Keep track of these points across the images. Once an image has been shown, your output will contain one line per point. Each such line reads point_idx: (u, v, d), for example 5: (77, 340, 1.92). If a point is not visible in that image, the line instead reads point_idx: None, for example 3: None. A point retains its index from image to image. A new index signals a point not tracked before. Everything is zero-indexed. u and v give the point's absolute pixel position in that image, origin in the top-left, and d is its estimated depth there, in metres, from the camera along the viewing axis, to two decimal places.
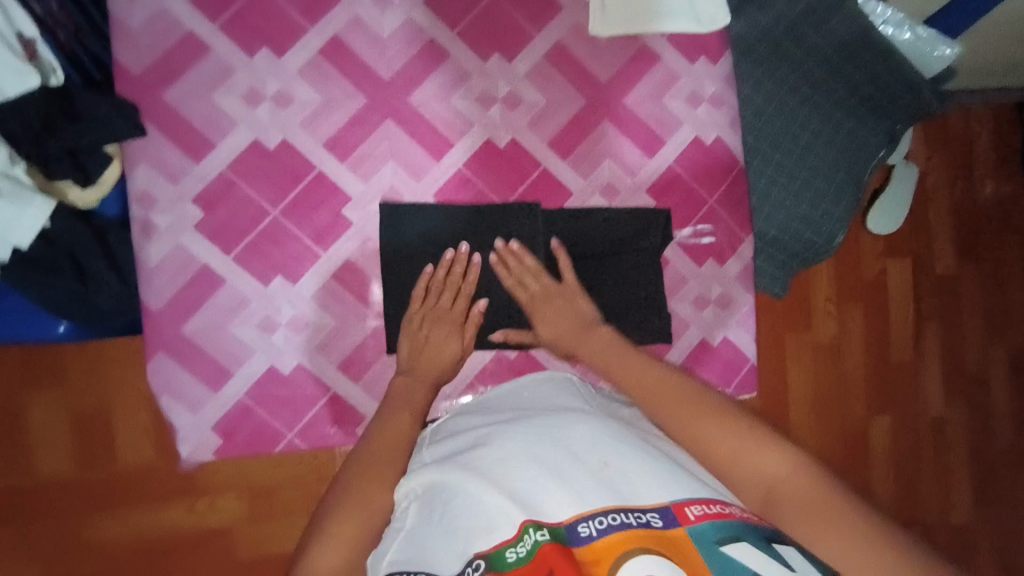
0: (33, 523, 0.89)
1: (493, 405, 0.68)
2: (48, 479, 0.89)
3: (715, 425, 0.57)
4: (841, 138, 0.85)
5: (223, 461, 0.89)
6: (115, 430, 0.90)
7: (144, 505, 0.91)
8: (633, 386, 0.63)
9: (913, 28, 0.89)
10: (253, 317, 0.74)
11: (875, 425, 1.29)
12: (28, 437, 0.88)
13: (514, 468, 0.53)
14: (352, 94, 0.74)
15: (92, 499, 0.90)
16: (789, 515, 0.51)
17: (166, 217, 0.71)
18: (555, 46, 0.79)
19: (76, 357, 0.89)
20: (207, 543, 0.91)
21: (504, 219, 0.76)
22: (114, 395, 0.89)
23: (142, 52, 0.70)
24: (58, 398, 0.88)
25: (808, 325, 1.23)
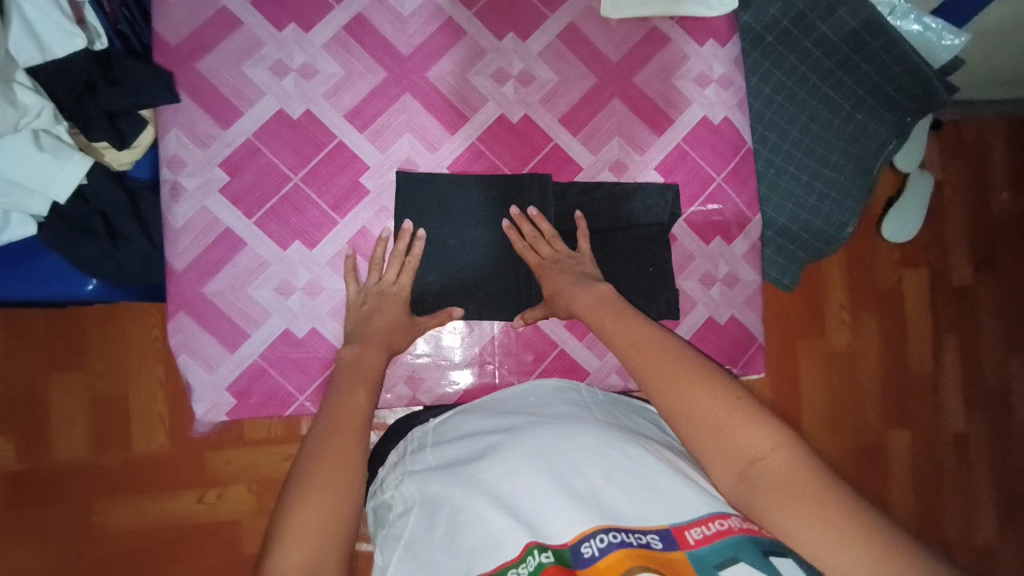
0: (48, 505, 0.99)
1: (496, 406, 0.69)
2: (63, 465, 0.99)
3: (703, 395, 0.55)
4: (850, 130, 0.88)
5: (238, 453, 1.02)
6: (132, 417, 1.01)
7: (154, 496, 1.00)
8: (620, 347, 0.62)
9: (920, 19, 0.91)
10: (272, 279, 0.76)
11: (894, 439, 1.27)
12: (50, 421, 0.99)
13: (517, 482, 0.54)
14: (373, 69, 0.78)
15: (105, 485, 1.00)
16: (766, 501, 0.50)
17: (194, 180, 0.75)
18: (568, 28, 0.82)
19: (98, 348, 1.01)
20: (215, 533, 1.01)
21: (516, 191, 0.78)
22: (130, 385, 1.01)
23: (180, 25, 0.75)
24: (79, 381, 1.00)
25: (823, 335, 1.23)
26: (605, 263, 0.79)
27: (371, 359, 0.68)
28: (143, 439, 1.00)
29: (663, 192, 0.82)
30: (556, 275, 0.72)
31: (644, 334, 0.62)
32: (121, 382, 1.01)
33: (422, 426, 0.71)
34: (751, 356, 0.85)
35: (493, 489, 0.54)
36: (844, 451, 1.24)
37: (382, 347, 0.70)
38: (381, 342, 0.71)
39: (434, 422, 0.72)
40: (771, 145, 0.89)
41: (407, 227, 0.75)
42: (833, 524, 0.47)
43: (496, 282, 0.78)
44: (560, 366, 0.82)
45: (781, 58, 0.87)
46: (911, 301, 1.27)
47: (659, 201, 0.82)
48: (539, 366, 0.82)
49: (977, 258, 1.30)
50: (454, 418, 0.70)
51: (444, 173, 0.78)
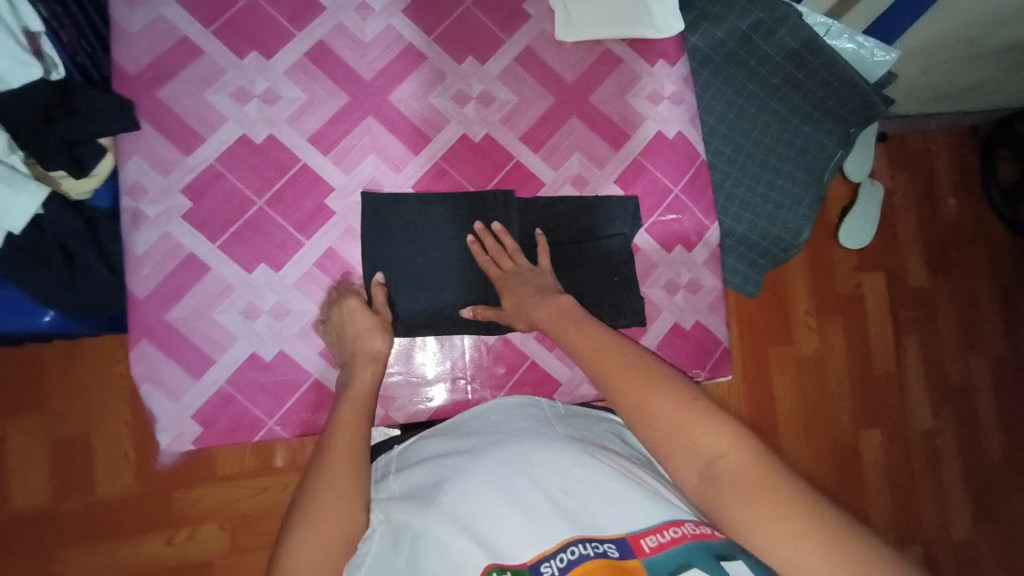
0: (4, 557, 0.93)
1: (458, 427, 0.69)
2: (22, 512, 0.95)
3: (665, 397, 0.56)
4: (800, 142, 0.93)
5: (209, 490, 0.98)
6: (94, 458, 0.97)
7: (121, 541, 0.97)
8: (584, 352, 0.63)
9: (852, 37, 0.97)
10: (238, 303, 0.76)
11: (867, 438, 1.30)
12: (9, 467, 0.95)
13: (477, 504, 0.54)
14: (335, 93, 0.79)
15: (69, 533, 0.95)
16: (729, 497, 0.51)
17: (156, 207, 0.74)
18: (525, 51, 0.85)
19: (58, 386, 0.97)
20: None
21: (480, 206, 0.80)
22: (94, 423, 0.97)
23: (139, 54, 0.76)
24: (36, 423, 0.96)
25: (791, 340, 1.26)
26: (567, 274, 0.81)
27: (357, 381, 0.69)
28: (107, 480, 0.97)
29: (632, 212, 0.85)
30: (516, 288, 0.74)
31: (604, 343, 0.63)
32: (86, 423, 0.97)
33: (385, 455, 0.70)
34: (717, 360, 0.88)
35: (454, 511, 0.54)
36: (821, 456, 1.26)
37: (372, 364, 0.71)
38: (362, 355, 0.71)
39: (397, 450, 0.70)
40: (726, 159, 0.93)
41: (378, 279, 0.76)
42: (789, 520, 0.48)
43: (465, 297, 0.79)
44: (532, 378, 0.83)
45: (730, 77, 0.93)
46: (872, 303, 1.32)
47: (625, 217, 0.85)
48: (511, 379, 0.82)
49: (931, 261, 1.37)
50: (418, 443, 0.68)
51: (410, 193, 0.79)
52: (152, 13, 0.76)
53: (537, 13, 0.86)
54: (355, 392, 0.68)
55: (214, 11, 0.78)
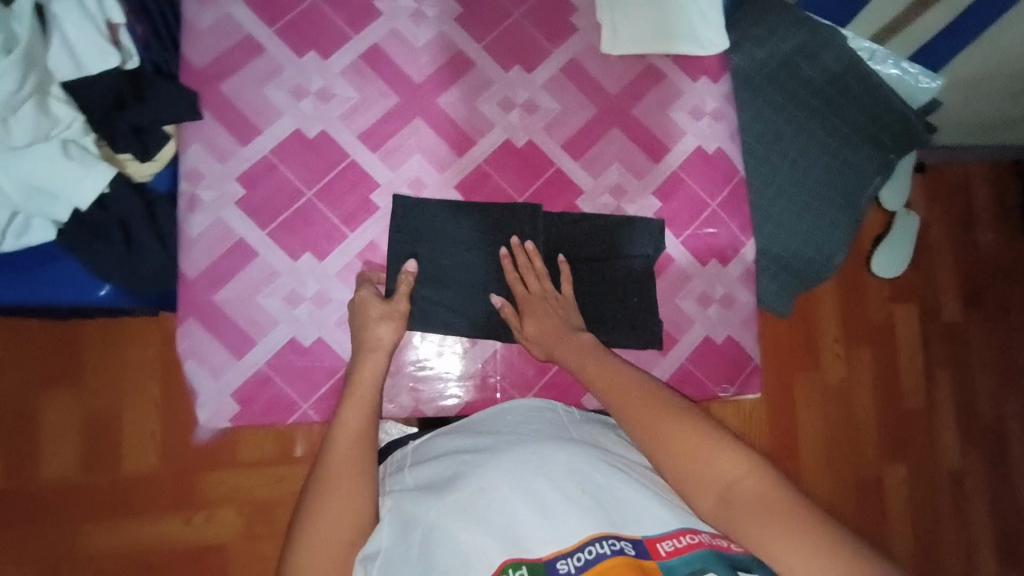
0: (31, 524, 1.00)
1: (474, 426, 0.69)
2: (49, 482, 1.00)
3: (674, 427, 0.59)
4: (839, 164, 0.92)
5: (225, 473, 1.03)
6: (122, 434, 1.03)
7: (138, 519, 1.02)
8: (599, 385, 0.66)
9: (898, 63, 0.99)
10: (282, 289, 0.78)
11: (892, 474, 1.27)
12: (41, 438, 1.01)
13: (493, 501, 0.55)
14: (386, 94, 0.82)
15: (91, 507, 1.01)
16: (741, 519, 0.53)
17: (211, 192, 0.78)
18: (570, 62, 0.87)
19: (94, 364, 1.03)
20: (201, 558, 1.02)
21: (506, 217, 0.81)
22: (123, 402, 1.03)
23: (206, 49, 0.80)
24: (71, 398, 1.02)
25: (817, 367, 1.25)
26: (586, 291, 0.82)
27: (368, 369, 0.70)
28: (132, 459, 1.02)
29: (656, 232, 0.85)
30: (538, 319, 0.75)
31: (622, 376, 0.66)
32: (116, 403, 1.03)
33: (400, 450, 0.70)
34: (746, 377, 0.87)
35: (469, 507, 0.55)
36: (842, 488, 1.24)
37: (375, 356, 0.71)
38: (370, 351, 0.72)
39: (412, 445, 0.71)
40: (763, 177, 0.93)
41: (411, 265, 0.77)
42: (804, 539, 0.49)
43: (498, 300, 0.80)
44: (560, 382, 0.83)
45: (770, 96, 0.93)
46: (903, 334, 1.30)
47: (649, 238, 0.85)
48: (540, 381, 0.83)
49: (966, 296, 1.34)
50: (431, 440, 0.69)
51: (443, 209, 0.80)
52: (220, 11, 0.81)
53: (584, 26, 0.89)
54: (358, 385, 0.69)
55: (277, 11, 0.82)
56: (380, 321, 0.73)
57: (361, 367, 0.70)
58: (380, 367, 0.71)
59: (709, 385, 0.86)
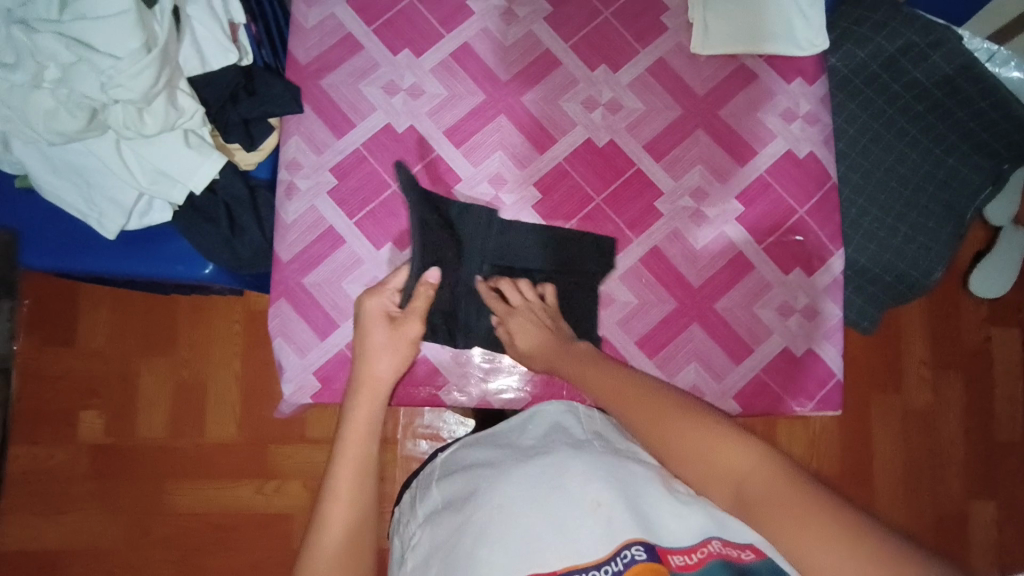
0: (125, 476, 1.11)
1: (499, 437, 0.70)
2: (143, 440, 1.11)
3: (685, 428, 0.55)
4: (940, 174, 0.92)
5: (297, 448, 1.12)
6: (207, 399, 1.12)
7: (217, 482, 1.11)
8: (606, 398, 0.65)
9: (1021, 66, 0.91)
10: (365, 276, 0.82)
11: (980, 510, 1.21)
12: (137, 398, 1.12)
13: (509, 515, 0.54)
14: (474, 91, 0.84)
15: (176, 466, 1.11)
16: (754, 509, 0.47)
17: (307, 182, 0.83)
18: (658, 61, 0.86)
19: (187, 334, 1.13)
20: (271, 522, 1.11)
21: (466, 219, 0.82)
22: (209, 371, 1.12)
23: (309, 47, 0.84)
24: (167, 364, 1.12)
25: (897, 389, 1.21)
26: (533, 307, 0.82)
27: (363, 416, 0.70)
28: (214, 427, 1.12)
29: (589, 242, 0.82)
30: (524, 332, 0.76)
31: (637, 393, 0.62)
32: (204, 373, 1.12)
33: (431, 464, 0.73)
34: (827, 393, 0.82)
35: (485, 521, 0.55)
36: (923, 519, 1.20)
37: (371, 401, 0.71)
38: (370, 390, 0.72)
39: (443, 457, 0.73)
40: (854, 184, 0.94)
41: (434, 274, 0.77)
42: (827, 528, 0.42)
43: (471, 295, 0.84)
44: None
45: (869, 101, 0.93)
46: (1002, 361, 1.23)
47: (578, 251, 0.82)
48: None
49: None
50: (458, 451, 0.71)
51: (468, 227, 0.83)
52: (324, 11, 0.85)
53: (674, 25, 0.86)
54: (351, 435, 0.68)
55: (376, 11, 0.85)
56: (377, 355, 0.74)
57: (355, 412, 0.70)
58: (377, 414, 0.70)
59: (787, 399, 0.82)
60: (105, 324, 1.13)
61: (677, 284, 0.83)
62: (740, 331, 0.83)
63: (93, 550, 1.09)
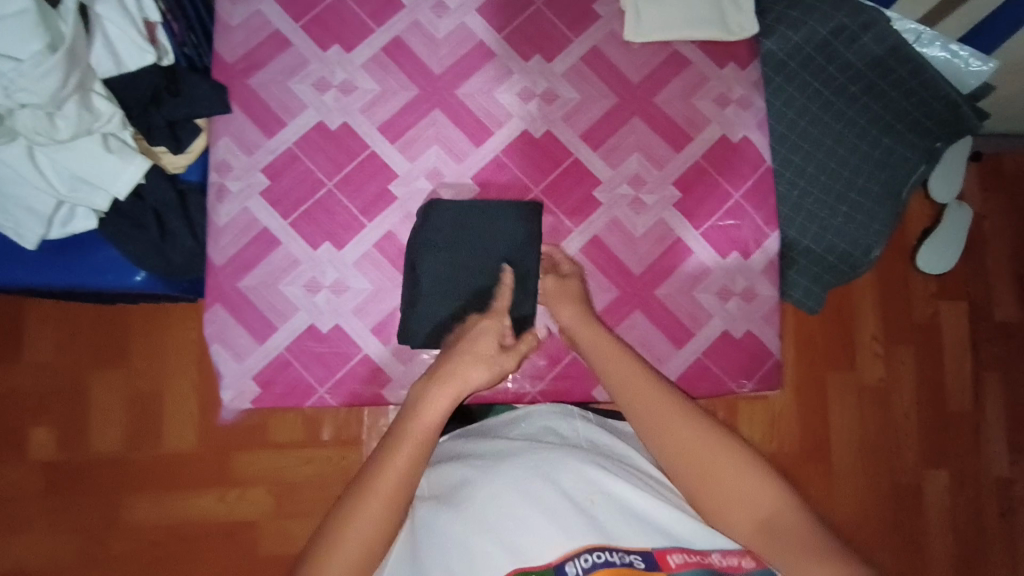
0: (79, 495, 1.08)
1: (489, 432, 0.71)
2: (96, 456, 1.08)
3: (717, 455, 0.57)
4: (878, 154, 0.94)
5: (258, 455, 1.10)
6: (163, 410, 1.10)
7: (176, 494, 1.09)
8: (632, 409, 0.60)
9: (947, 45, 0.93)
10: (302, 277, 0.81)
11: (932, 479, 1.26)
12: (89, 413, 1.09)
13: (506, 508, 0.56)
14: (407, 86, 0.83)
15: (133, 482, 1.09)
16: (780, 547, 0.52)
17: (238, 183, 0.81)
18: (592, 50, 0.86)
19: (140, 344, 1.11)
20: (234, 533, 1.09)
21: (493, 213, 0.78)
22: (165, 382, 1.11)
23: (235, 45, 0.82)
24: (120, 376, 1.10)
25: (853, 366, 1.24)
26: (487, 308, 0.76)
27: (434, 407, 0.58)
28: (172, 439, 1.09)
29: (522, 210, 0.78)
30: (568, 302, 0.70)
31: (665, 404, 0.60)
32: (158, 384, 1.10)
33: None
34: (766, 373, 0.84)
35: (482, 515, 0.56)
36: (879, 492, 1.24)
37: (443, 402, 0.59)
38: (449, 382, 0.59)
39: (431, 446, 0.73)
40: (795, 167, 0.95)
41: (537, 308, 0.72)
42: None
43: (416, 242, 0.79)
44: (571, 372, 0.84)
45: (807, 84, 0.94)
46: (950, 334, 1.27)
47: (521, 232, 0.76)
48: (554, 369, 0.84)
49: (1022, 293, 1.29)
50: (451, 443, 0.71)
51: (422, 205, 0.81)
52: (250, 7, 0.83)
53: (607, 14, 0.86)
54: (418, 425, 0.57)
55: (304, 6, 0.83)
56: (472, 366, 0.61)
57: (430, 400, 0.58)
58: (441, 418, 0.58)
59: (727, 380, 0.83)
60: (51, 337, 1.10)
61: (619, 272, 0.83)
62: (681, 316, 0.83)
63: (49, 570, 1.06)
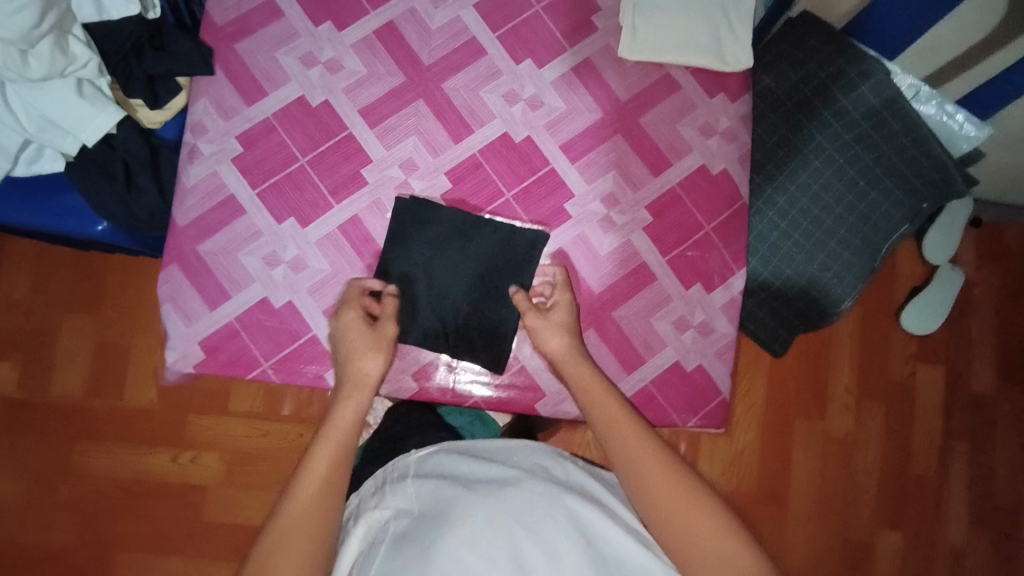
0: (39, 435, 1.12)
1: (482, 452, 0.72)
2: (58, 399, 1.12)
3: (703, 519, 0.62)
4: (862, 206, 0.93)
5: (219, 421, 1.13)
6: (127, 362, 1.14)
7: (131, 446, 1.12)
8: (619, 449, 0.67)
9: (942, 104, 0.93)
10: (262, 250, 0.80)
11: (885, 540, 1.24)
12: (55, 355, 1.13)
13: (501, 536, 0.59)
14: (393, 73, 0.83)
15: (89, 429, 1.12)
16: None
17: (210, 146, 0.80)
18: (584, 62, 0.85)
19: (112, 294, 1.14)
20: (184, 492, 1.12)
21: (506, 235, 0.81)
22: (131, 335, 1.14)
23: (227, 8, 0.82)
24: (89, 323, 1.14)
25: (822, 416, 1.24)
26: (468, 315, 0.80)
27: (344, 408, 0.72)
28: (135, 391, 1.13)
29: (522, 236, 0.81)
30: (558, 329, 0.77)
31: (669, 475, 0.65)
32: (128, 336, 1.14)
33: (406, 454, 0.74)
34: (713, 410, 0.84)
35: (475, 538, 0.59)
36: (831, 548, 1.23)
37: (362, 390, 0.73)
38: (353, 383, 0.73)
39: (417, 454, 0.74)
40: (778, 208, 0.94)
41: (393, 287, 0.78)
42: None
43: (421, 246, 0.80)
44: (519, 382, 0.82)
45: (799, 124, 0.92)
46: (923, 396, 1.26)
47: (522, 249, 0.81)
48: (503, 378, 0.82)
49: (1002, 366, 1.28)
50: (437, 455, 0.72)
51: (396, 197, 0.81)
52: None
53: (605, 27, 0.86)
54: (340, 420, 0.71)
55: None
56: (368, 354, 0.74)
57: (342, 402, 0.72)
58: (363, 402, 0.73)
59: (672, 413, 0.83)
60: (30, 275, 1.14)
61: (580, 288, 0.82)
62: (636, 340, 0.83)
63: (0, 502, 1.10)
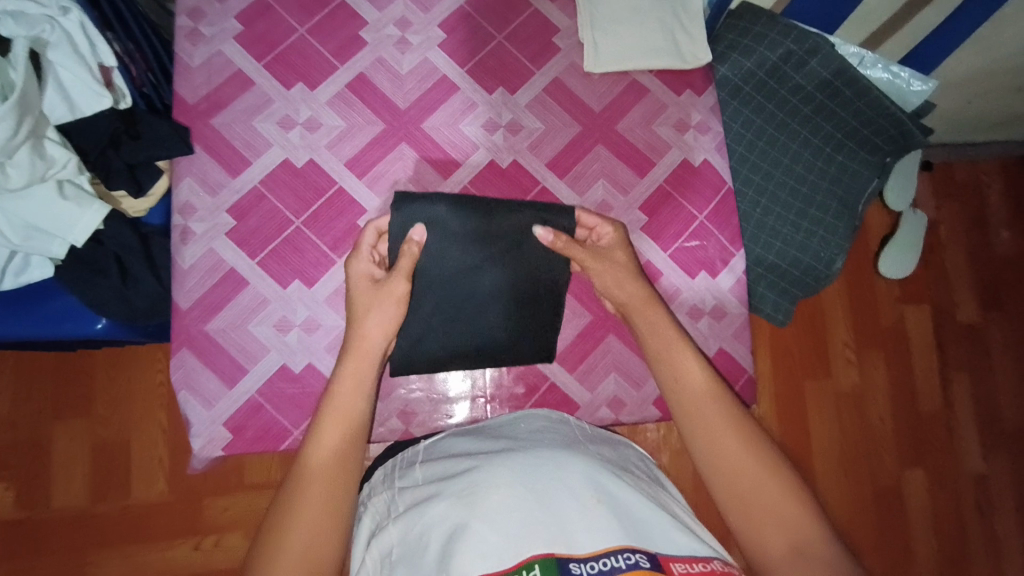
0: (48, 554, 1.06)
1: (487, 431, 0.71)
2: (61, 511, 1.07)
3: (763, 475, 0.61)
4: (833, 170, 0.97)
5: (235, 500, 1.09)
6: (131, 459, 1.09)
7: (150, 545, 1.08)
8: (678, 403, 0.68)
9: (888, 66, 0.99)
10: (271, 317, 0.79)
11: (910, 480, 1.28)
12: (53, 467, 1.08)
13: (508, 494, 0.55)
14: (372, 121, 0.84)
15: (98, 534, 1.07)
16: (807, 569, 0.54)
17: (203, 225, 0.79)
18: (553, 82, 0.88)
19: (103, 393, 1.10)
20: None
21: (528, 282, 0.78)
22: (130, 431, 1.10)
23: (198, 87, 0.82)
24: (83, 427, 1.09)
25: (828, 374, 1.27)
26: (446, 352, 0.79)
27: (355, 383, 0.66)
28: (141, 487, 1.08)
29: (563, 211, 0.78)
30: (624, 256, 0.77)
31: (746, 463, 0.63)
32: (126, 431, 1.09)
33: (412, 448, 0.73)
34: (740, 390, 0.85)
35: (486, 500, 0.54)
36: (862, 499, 1.25)
37: (363, 359, 0.68)
38: (357, 348, 0.68)
39: (426, 443, 0.74)
40: (756, 186, 0.98)
41: (417, 232, 0.72)
42: None
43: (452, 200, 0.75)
44: (551, 400, 0.83)
45: (761, 106, 0.97)
46: (916, 337, 1.31)
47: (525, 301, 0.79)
48: (534, 398, 0.83)
49: (981, 295, 1.34)
50: (445, 440, 0.72)
51: None
52: (212, 49, 0.83)
53: (566, 46, 0.89)
54: (340, 405, 0.64)
55: (266, 45, 0.84)
56: (373, 307, 0.70)
57: (345, 370, 0.67)
58: (367, 376, 0.67)
59: None
60: (12, 390, 1.09)
61: (591, 298, 0.84)
62: None
63: None
